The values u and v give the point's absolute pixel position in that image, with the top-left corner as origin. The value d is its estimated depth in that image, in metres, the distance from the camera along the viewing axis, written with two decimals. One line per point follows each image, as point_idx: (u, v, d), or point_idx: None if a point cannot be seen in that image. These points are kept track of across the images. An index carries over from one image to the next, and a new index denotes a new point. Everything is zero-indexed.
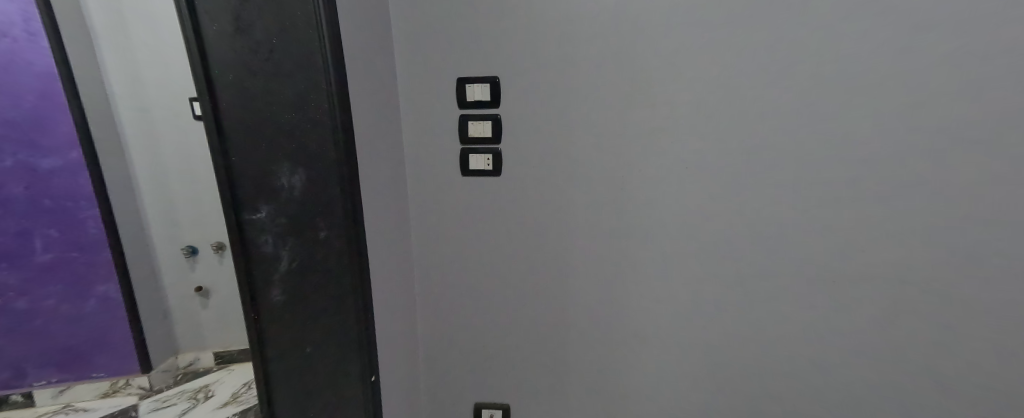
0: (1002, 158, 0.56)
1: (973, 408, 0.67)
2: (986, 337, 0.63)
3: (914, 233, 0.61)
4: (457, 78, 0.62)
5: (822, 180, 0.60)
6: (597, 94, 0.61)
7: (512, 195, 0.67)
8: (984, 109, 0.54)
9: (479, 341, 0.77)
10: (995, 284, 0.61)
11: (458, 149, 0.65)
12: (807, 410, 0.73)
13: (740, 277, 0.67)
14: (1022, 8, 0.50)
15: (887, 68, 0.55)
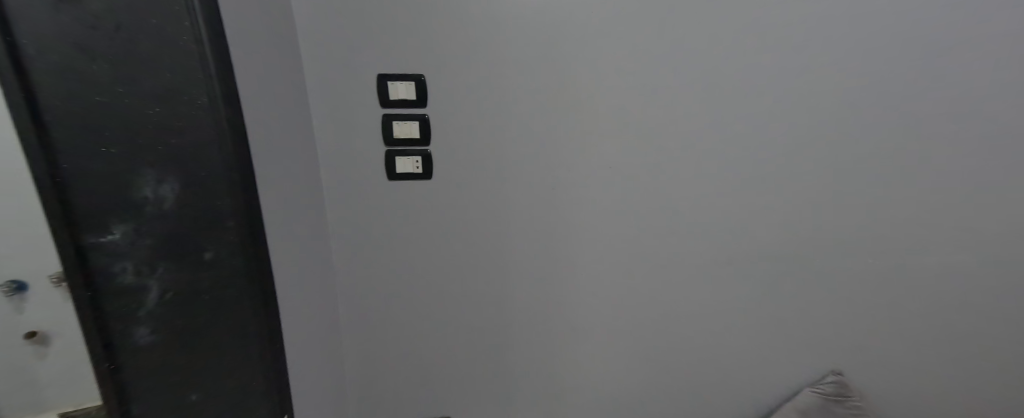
0: (843, 157, 0.70)
1: (818, 347, 0.86)
2: (830, 295, 0.81)
3: (788, 220, 0.73)
4: (376, 74, 0.56)
5: (722, 178, 0.69)
6: (528, 96, 0.61)
7: (445, 199, 0.65)
8: (833, 118, 0.67)
9: (417, 352, 0.74)
10: (836, 255, 0.77)
11: (383, 151, 0.60)
12: (710, 369, 0.86)
13: (659, 267, 0.74)
14: (855, 38, 0.62)
15: (771, 81, 0.63)
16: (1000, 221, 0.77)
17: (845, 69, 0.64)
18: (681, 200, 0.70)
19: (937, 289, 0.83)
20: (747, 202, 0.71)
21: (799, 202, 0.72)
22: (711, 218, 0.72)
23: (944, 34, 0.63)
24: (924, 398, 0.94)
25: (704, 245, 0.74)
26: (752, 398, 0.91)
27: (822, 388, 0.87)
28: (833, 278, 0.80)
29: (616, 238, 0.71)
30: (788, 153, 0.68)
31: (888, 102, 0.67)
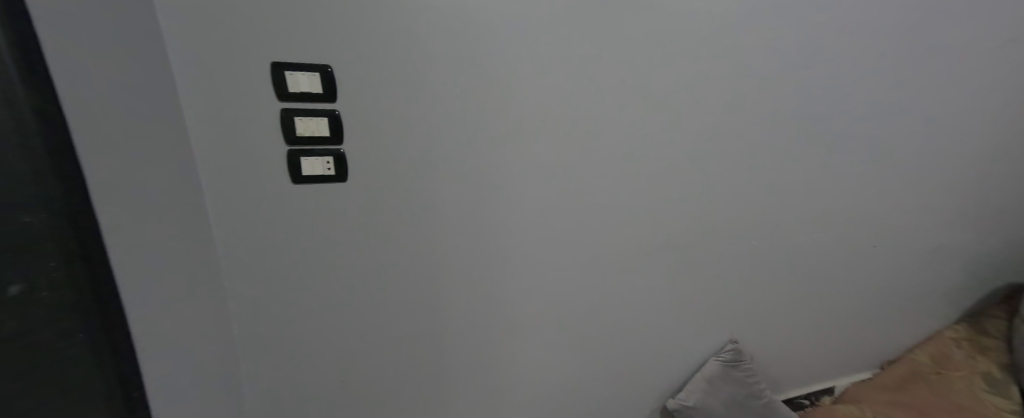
0: (721, 152, 0.83)
1: (715, 316, 1.01)
2: (718, 269, 0.96)
3: (682, 206, 0.85)
4: (271, 62, 0.51)
5: (631, 173, 0.78)
6: (447, 93, 0.61)
7: (362, 200, 0.62)
8: (711, 119, 0.79)
9: (340, 363, 0.70)
10: (722, 235, 0.92)
11: (286, 150, 0.55)
12: (631, 346, 0.96)
13: (582, 256, 0.81)
14: (723, 52, 0.74)
15: (661, 86, 0.73)
16: (834, 200, 0.99)
17: (717, 78, 0.76)
18: (599, 193, 0.77)
19: (798, 258, 1.03)
20: (653, 193, 0.81)
21: (694, 191, 0.84)
22: (624, 208, 0.80)
23: (788, 50, 0.79)
24: (790, 346, 1.17)
25: (620, 234, 0.83)
26: (670, 367, 1.04)
27: (723, 356, 1.04)
28: (723, 255, 0.94)
29: (542, 231, 0.76)
30: (683, 149, 0.80)
31: (755, 106, 0.81)
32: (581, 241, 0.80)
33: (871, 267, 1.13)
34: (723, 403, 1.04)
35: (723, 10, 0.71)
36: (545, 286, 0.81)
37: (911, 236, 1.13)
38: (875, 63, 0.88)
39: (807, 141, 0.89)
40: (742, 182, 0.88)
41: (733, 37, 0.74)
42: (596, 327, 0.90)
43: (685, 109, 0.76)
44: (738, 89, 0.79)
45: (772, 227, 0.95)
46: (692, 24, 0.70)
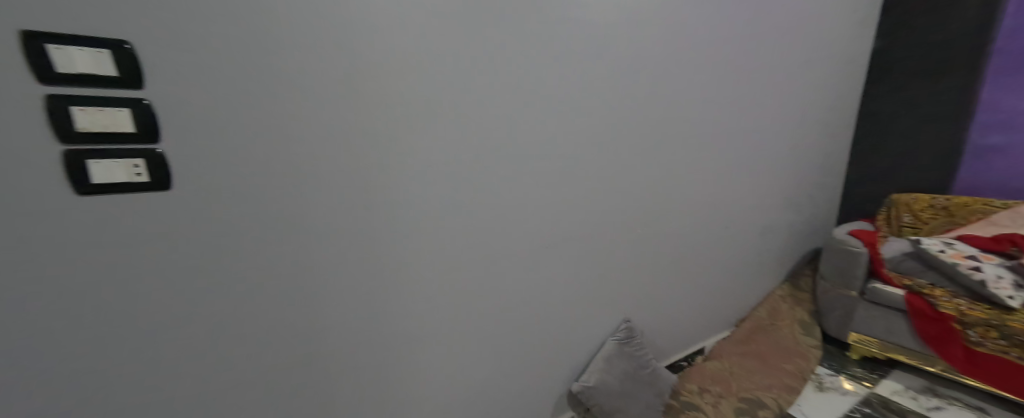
0: (575, 144, 0.99)
1: (592, 289, 1.16)
2: (590, 248, 1.11)
3: (551, 193, 0.97)
4: (21, 31, 0.38)
5: (510, 176, 0.88)
6: (302, 84, 0.58)
7: (198, 206, 0.53)
8: (562, 116, 0.94)
9: (187, 408, 0.58)
10: (587, 217, 1.08)
11: (60, 151, 0.42)
12: (526, 328, 1.03)
13: (474, 255, 0.88)
14: (562, 59, 0.90)
15: (517, 86, 0.84)
16: (663, 183, 1.26)
17: (561, 81, 0.91)
18: (483, 195, 0.85)
19: (650, 239, 1.29)
20: (531, 192, 0.93)
21: (565, 190, 1.00)
22: (508, 208, 0.90)
23: (612, 61, 1.00)
24: (657, 310, 1.40)
25: (508, 234, 0.92)
26: (569, 353, 1.16)
27: (618, 335, 1.24)
28: (591, 234, 1.10)
29: (434, 236, 0.79)
30: (546, 147, 0.93)
31: (601, 117, 1.02)
32: (472, 242, 0.86)
33: (698, 236, 1.46)
34: (621, 379, 1.17)
35: (563, 41, 0.89)
36: (442, 290, 0.84)
37: (717, 210, 1.50)
38: (676, 74, 1.15)
39: (644, 145, 1.15)
40: (596, 170, 1.05)
41: (574, 62, 0.92)
42: (496, 324, 0.96)
43: (547, 119, 0.91)
44: (585, 103, 0.98)
45: (628, 216, 1.18)
46: (541, 49, 0.86)
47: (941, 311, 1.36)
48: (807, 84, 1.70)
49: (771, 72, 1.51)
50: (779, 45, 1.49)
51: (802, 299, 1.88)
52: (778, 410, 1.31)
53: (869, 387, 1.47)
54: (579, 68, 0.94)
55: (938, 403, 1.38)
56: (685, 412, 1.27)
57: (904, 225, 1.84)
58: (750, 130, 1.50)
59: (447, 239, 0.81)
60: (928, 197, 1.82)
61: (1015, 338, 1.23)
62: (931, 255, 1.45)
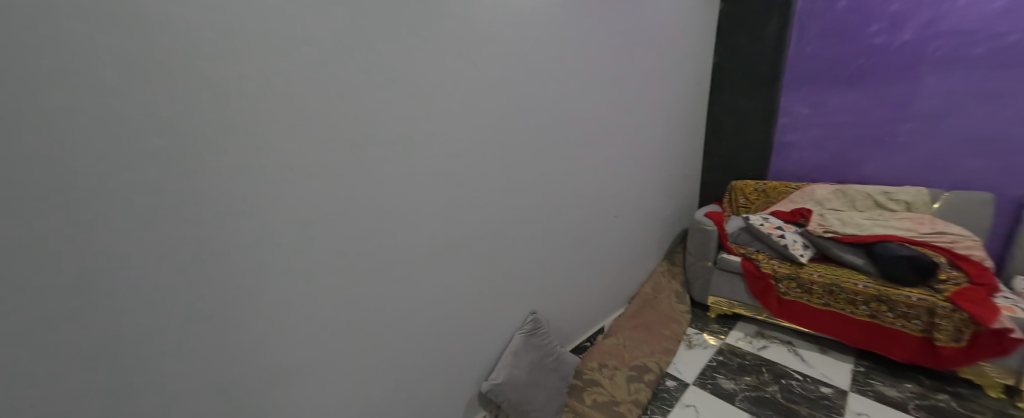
0: (453, 144, 1.03)
1: (486, 283, 1.22)
2: (477, 243, 1.16)
3: (431, 191, 1.00)
4: None
5: (394, 184, 0.91)
6: (85, 73, 0.49)
7: None
8: (437, 116, 0.97)
9: None
10: (473, 214, 1.13)
11: None
12: (416, 327, 1.04)
13: (362, 264, 0.88)
14: (431, 61, 0.93)
15: (383, 85, 0.84)
16: (546, 178, 1.38)
17: (432, 81, 0.94)
18: (366, 204, 0.86)
19: (540, 231, 1.40)
20: (419, 198, 0.97)
21: (454, 193, 1.06)
22: (395, 215, 0.93)
23: (482, 64, 1.06)
24: (554, 295, 1.52)
25: (398, 240, 0.95)
26: (476, 349, 1.23)
27: (524, 328, 1.35)
28: (478, 229, 1.16)
29: (312, 249, 0.79)
30: (422, 146, 0.95)
31: (483, 124, 1.10)
32: (358, 251, 0.87)
33: (586, 224, 1.62)
34: (528, 369, 1.27)
35: (439, 52, 0.95)
36: (327, 302, 0.84)
37: (603, 200, 1.68)
38: (544, 79, 1.28)
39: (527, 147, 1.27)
40: (476, 168, 1.11)
41: (452, 72, 0.99)
42: (394, 330, 0.99)
43: (429, 127, 0.96)
44: (467, 111, 1.05)
45: (519, 213, 1.30)
46: (416, 60, 0.90)
47: (763, 271, 1.76)
48: (665, 92, 2.05)
49: (636, 82, 1.78)
50: (638, 55, 1.75)
51: (677, 272, 2.22)
52: (659, 372, 1.54)
53: (723, 340, 1.82)
54: (457, 78, 1.00)
55: (765, 343, 1.78)
56: (588, 389, 1.40)
57: (741, 206, 2.31)
58: (622, 131, 1.75)
59: (327, 250, 0.81)
60: (755, 183, 2.30)
61: (805, 286, 1.66)
62: (757, 229, 1.85)
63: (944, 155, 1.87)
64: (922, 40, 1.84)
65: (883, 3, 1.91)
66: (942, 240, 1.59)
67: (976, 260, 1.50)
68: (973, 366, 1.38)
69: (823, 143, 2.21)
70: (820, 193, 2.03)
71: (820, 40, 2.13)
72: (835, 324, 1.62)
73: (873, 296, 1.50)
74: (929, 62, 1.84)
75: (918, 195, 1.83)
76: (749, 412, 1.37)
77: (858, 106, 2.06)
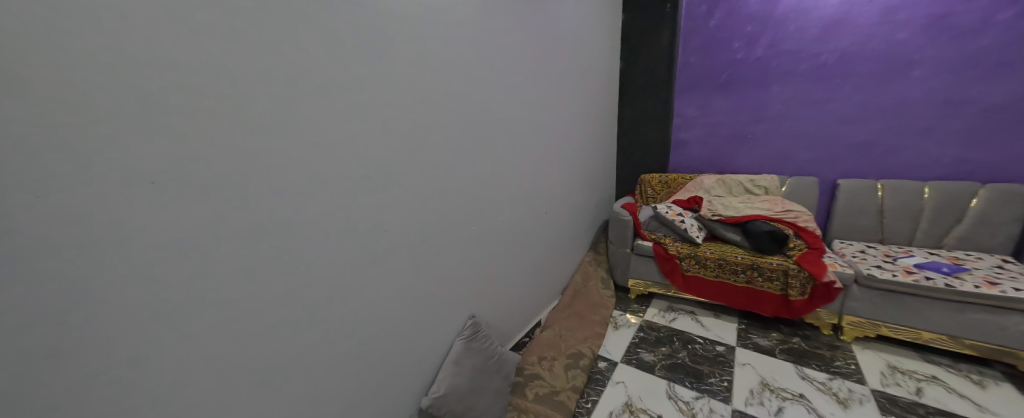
0: (373, 143, 0.95)
1: (419, 290, 1.15)
2: (408, 249, 1.10)
3: (351, 195, 0.91)
4: None
5: (306, 192, 0.81)
6: None
7: None
8: (353, 113, 0.89)
9: None
10: (400, 217, 1.06)
11: None
12: (344, 347, 0.94)
13: (271, 287, 0.77)
14: (341, 52, 0.85)
15: (286, 78, 0.75)
16: (476, 177, 1.36)
17: (345, 75, 0.86)
18: (271, 218, 0.75)
19: (473, 230, 1.38)
20: (337, 206, 0.88)
21: (378, 199, 0.99)
22: (309, 228, 0.83)
23: (400, 59, 1.01)
24: (491, 294, 1.52)
25: (316, 255, 0.85)
26: (415, 362, 1.17)
27: (464, 334, 1.33)
28: (407, 234, 1.10)
29: (201, 275, 0.66)
30: (337, 146, 0.86)
31: (405, 124, 1.04)
32: (264, 272, 0.75)
33: (517, 221, 1.65)
34: (471, 375, 1.25)
35: (349, 47, 0.87)
36: (228, 337, 0.71)
37: (530, 196, 1.74)
38: (467, 77, 1.27)
39: (455, 147, 1.24)
40: (401, 169, 1.05)
41: (366, 68, 0.91)
42: (319, 357, 0.88)
43: (343, 128, 0.87)
44: (387, 110, 0.98)
45: (451, 216, 1.26)
46: (322, 54, 0.81)
47: (670, 252, 2.02)
48: (581, 94, 2.21)
49: (554, 83, 1.87)
50: (555, 57, 1.85)
51: (601, 260, 2.42)
52: (592, 356, 1.66)
53: (642, 317, 2.04)
54: (372, 75, 0.93)
55: (675, 316, 2.04)
56: (530, 384, 1.43)
57: (649, 196, 2.62)
58: (545, 130, 1.83)
59: (222, 274, 0.69)
60: (659, 176, 2.63)
61: (700, 262, 1.95)
62: (663, 216, 2.11)
63: (786, 148, 2.37)
64: (768, 57, 2.30)
65: (741, 25, 2.33)
66: (790, 216, 2.02)
67: (812, 230, 1.93)
68: (813, 312, 1.78)
69: (706, 139, 2.61)
70: (708, 182, 2.40)
71: (700, 51, 2.50)
72: (723, 292, 1.94)
73: (748, 265, 1.84)
74: (773, 75, 2.31)
75: (773, 181, 2.29)
76: (667, 379, 1.56)
77: (728, 109, 2.49)
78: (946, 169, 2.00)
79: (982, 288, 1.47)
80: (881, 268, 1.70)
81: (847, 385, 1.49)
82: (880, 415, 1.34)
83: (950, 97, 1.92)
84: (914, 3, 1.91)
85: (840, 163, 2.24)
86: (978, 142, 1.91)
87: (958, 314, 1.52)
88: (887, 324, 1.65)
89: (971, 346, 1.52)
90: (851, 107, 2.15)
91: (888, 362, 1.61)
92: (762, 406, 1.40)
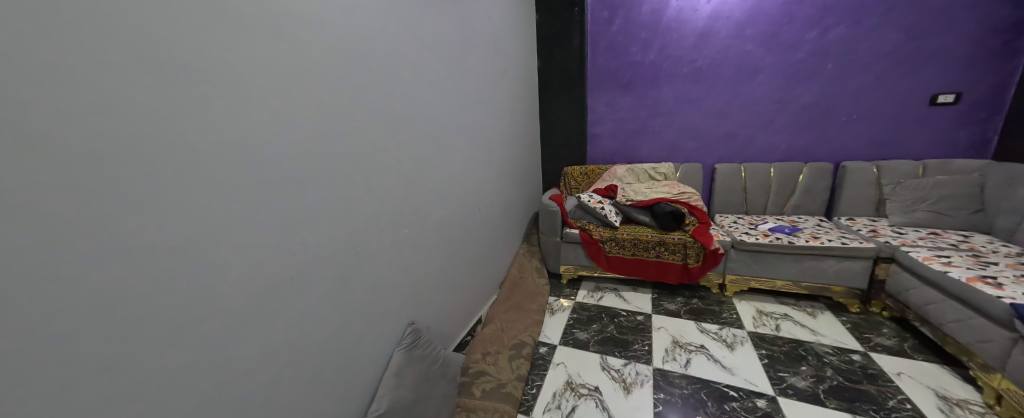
0: (286, 143, 0.85)
1: (351, 302, 1.06)
2: (336, 259, 1.00)
3: (262, 205, 0.80)
4: None
5: (195, 204, 0.67)
6: None
7: None
8: (257, 110, 0.77)
9: None
10: (324, 226, 0.96)
11: None
12: (267, 377, 0.82)
13: (154, 323, 0.63)
14: (236, 40, 0.73)
15: (165, 70, 0.62)
16: (405, 175, 1.30)
17: (242, 66, 0.75)
18: (147, 238, 0.61)
19: (407, 232, 1.32)
20: (244, 219, 0.76)
21: (292, 207, 0.87)
22: (206, 247, 0.69)
23: (309, 48, 0.90)
24: (430, 297, 1.48)
25: (217, 278, 0.71)
26: (350, 382, 1.07)
27: (405, 341, 1.28)
28: (335, 242, 1.00)
29: (53, 317, 0.52)
30: (240, 149, 0.74)
31: (320, 122, 0.94)
32: (143, 306, 0.61)
33: (451, 219, 1.63)
34: (415, 384, 1.20)
35: (242, 33, 0.74)
36: (92, 394, 0.56)
37: (461, 193, 1.73)
38: (387, 70, 1.19)
39: (379, 147, 1.17)
40: (321, 172, 0.95)
41: (267, 58, 0.80)
42: (231, 397, 0.75)
43: (242, 126, 0.74)
44: (297, 107, 0.87)
45: (381, 220, 1.18)
46: (206, 38, 0.68)
47: (594, 237, 2.21)
48: (504, 90, 2.26)
49: (477, 78, 1.88)
50: (475, 54, 1.86)
51: (534, 251, 2.53)
52: (533, 344, 1.72)
53: (574, 300, 2.20)
54: (275, 67, 0.82)
55: (602, 294, 2.25)
56: (476, 382, 1.43)
57: (572, 187, 2.82)
58: (471, 127, 1.83)
59: (74, 316, 0.54)
60: (578, 168, 2.85)
61: (619, 243, 2.18)
62: (586, 205, 2.30)
63: (677, 140, 2.77)
64: (659, 60, 2.65)
65: (636, 31, 2.64)
66: (685, 197, 2.36)
67: (703, 208, 2.29)
68: (706, 276, 2.14)
69: (615, 133, 2.92)
70: (620, 172, 2.68)
71: (605, 53, 2.77)
72: (639, 268, 2.19)
73: (657, 242, 2.11)
74: (663, 76, 2.68)
75: (670, 169, 2.65)
76: (600, 352, 1.71)
77: (630, 105, 2.81)
78: (785, 153, 2.57)
79: (811, 242, 1.94)
80: (749, 234, 2.11)
81: (732, 332, 1.83)
82: (755, 351, 1.68)
83: (783, 97, 2.46)
84: (756, 21, 2.39)
85: (716, 151, 2.71)
86: (802, 132, 2.48)
87: (798, 264, 1.97)
88: (755, 278, 2.07)
89: (807, 287, 1.99)
90: (720, 104, 2.60)
91: (759, 308, 2.02)
92: (675, 361, 1.63)
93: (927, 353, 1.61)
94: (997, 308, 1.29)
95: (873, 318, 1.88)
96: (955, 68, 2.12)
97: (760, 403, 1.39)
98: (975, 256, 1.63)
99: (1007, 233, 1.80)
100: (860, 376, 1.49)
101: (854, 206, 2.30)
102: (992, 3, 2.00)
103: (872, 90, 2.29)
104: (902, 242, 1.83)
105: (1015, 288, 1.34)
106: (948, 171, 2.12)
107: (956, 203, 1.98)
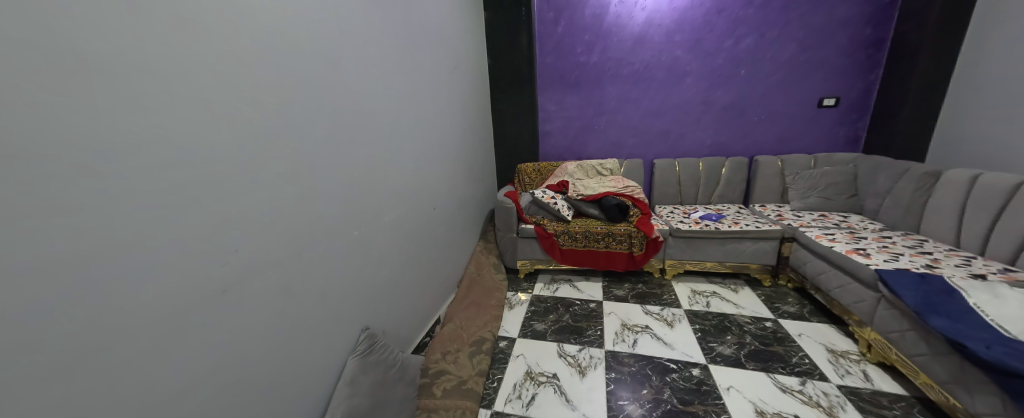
0: (222, 144, 0.77)
1: (297, 314, 0.99)
2: (279, 267, 0.93)
3: (195, 210, 0.72)
4: None
5: (111, 213, 0.60)
6: None
7: None
8: (183, 107, 0.70)
9: None
10: (265, 232, 0.89)
11: None
12: (207, 401, 0.75)
13: (59, 347, 0.55)
14: (153, 29, 0.66)
15: (61, 62, 0.55)
16: (353, 174, 1.24)
17: (161, 58, 0.67)
18: (44, 250, 0.53)
19: (357, 235, 1.26)
20: (171, 226, 0.68)
21: (231, 211, 0.80)
22: (124, 260, 0.62)
23: (242, 36, 0.82)
24: (384, 302, 1.43)
25: (140, 294, 0.64)
26: (303, 392, 1.01)
27: (361, 347, 1.23)
28: (279, 249, 0.93)
29: None
30: (166, 152, 0.67)
31: (257, 118, 0.86)
32: (45, 328, 0.53)
33: (404, 220, 1.58)
34: (372, 391, 1.16)
35: (157, 19, 0.66)
36: None
37: (414, 193, 1.68)
38: (328, 65, 1.12)
39: (324, 146, 1.10)
40: (262, 173, 0.88)
41: (192, 47, 0.71)
42: None
43: (161, 123, 0.66)
44: (233, 103, 0.80)
45: (329, 222, 1.12)
46: (116, 26, 0.61)
47: (548, 231, 2.30)
48: (455, 87, 2.24)
49: (425, 74, 1.82)
50: (424, 49, 1.81)
51: (490, 248, 2.56)
52: (493, 338, 1.76)
53: (531, 293, 2.27)
54: (201, 55, 0.73)
55: (557, 286, 2.35)
56: (436, 381, 1.43)
57: (526, 184, 2.88)
58: (422, 125, 1.78)
59: None
60: (531, 164, 2.91)
61: (572, 236, 2.29)
62: (540, 200, 2.38)
63: (620, 137, 2.97)
64: (602, 62, 2.81)
65: (580, 33, 2.77)
66: (628, 190, 2.54)
67: (645, 199, 2.49)
68: (648, 262, 2.33)
69: (564, 131, 3.06)
70: (571, 168, 2.80)
71: (552, 54, 2.88)
72: (590, 258, 2.33)
73: (606, 233, 2.26)
74: (605, 77, 2.84)
75: (615, 164, 2.83)
76: (557, 341, 1.80)
77: (576, 103, 2.95)
78: (710, 149, 2.88)
79: (733, 227, 2.21)
80: (683, 222, 2.35)
81: (672, 311, 2.03)
82: (690, 326, 1.89)
83: (707, 98, 2.75)
84: (683, 29, 2.63)
85: (653, 147, 2.94)
86: (723, 130, 2.81)
87: (723, 247, 2.24)
88: (689, 261, 2.31)
89: (730, 267, 2.27)
90: (656, 105, 2.83)
91: (693, 289, 2.26)
92: (624, 342, 1.77)
93: (820, 316, 1.93)
94: (866, 273, 1.59)
95: (781, 290, 2.21)
96: (836, 77, 2.54)
97: (694, 372, 1.57)
98: (852, 232, 1.99)
99: (873, 212, 2.22)
100: (771, 339, 1.75)
101: (765, 194, 2.66)
102: (859, 25, 2.43)
103: (776, 94, 2.65)
104: (800, 224, 2.17)
105: (879, 257, 1.66)
106: (832, 162, 2.55)
107: (838, 190, 2.40)
